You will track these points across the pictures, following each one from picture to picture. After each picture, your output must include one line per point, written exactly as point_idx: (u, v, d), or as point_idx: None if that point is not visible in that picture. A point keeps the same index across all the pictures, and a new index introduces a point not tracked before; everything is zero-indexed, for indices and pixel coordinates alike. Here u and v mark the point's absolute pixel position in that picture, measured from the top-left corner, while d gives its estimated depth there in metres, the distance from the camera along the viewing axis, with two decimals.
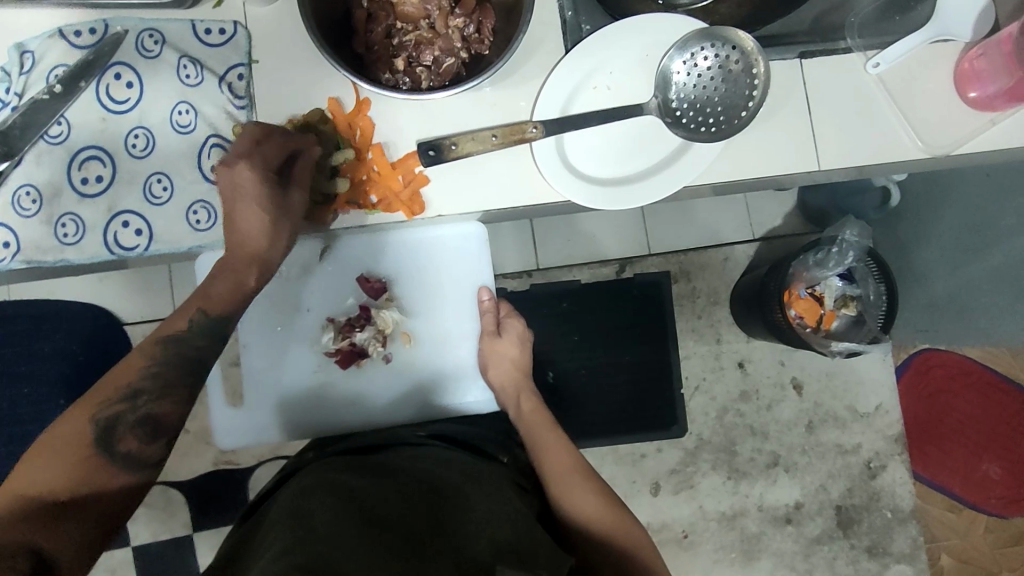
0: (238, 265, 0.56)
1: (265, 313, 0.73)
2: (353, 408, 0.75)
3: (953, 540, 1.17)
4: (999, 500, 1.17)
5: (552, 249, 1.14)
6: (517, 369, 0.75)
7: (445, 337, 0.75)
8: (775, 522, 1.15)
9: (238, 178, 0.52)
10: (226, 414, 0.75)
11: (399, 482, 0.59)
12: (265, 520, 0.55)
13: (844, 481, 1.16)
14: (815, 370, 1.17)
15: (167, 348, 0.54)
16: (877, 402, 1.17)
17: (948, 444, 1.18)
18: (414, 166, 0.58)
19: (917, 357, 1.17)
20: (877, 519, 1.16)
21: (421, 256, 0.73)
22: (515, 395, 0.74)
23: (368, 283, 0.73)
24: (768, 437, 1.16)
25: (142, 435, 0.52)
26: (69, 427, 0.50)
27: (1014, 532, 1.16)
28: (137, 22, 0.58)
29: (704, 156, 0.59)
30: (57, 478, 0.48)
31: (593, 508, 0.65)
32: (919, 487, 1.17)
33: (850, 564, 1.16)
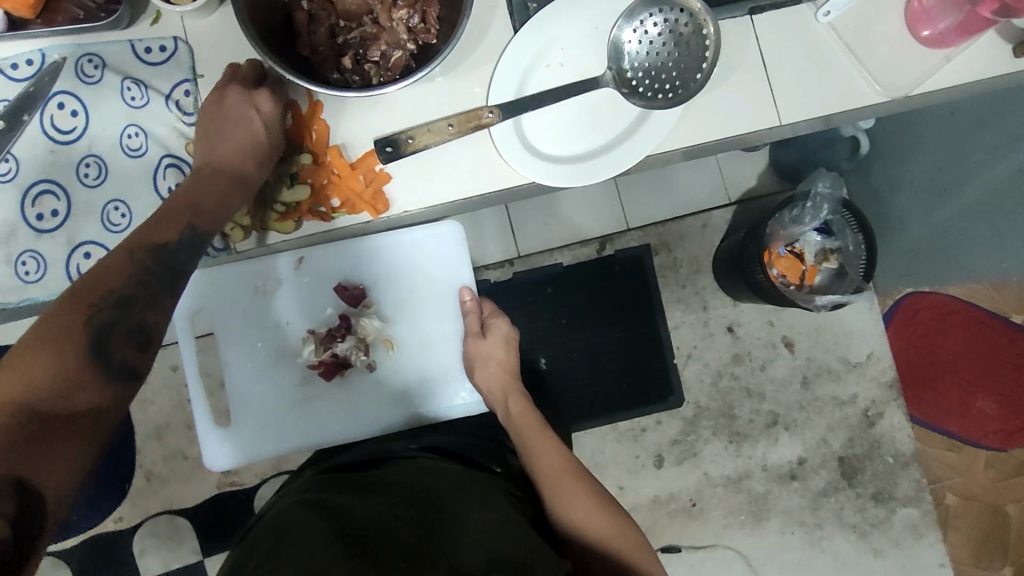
0: (220, 185, 0.54)
1: (243, 327, 0.72)
2: (344, 420, 0.74)
3: (953, 478, 1.20)
4: (996, 435, 1.19)
5: (530, 235, 1.14)
6: (505, 371, 0.74)
7: (429, 339, 0.75)
8: (781, 480, 1.16)
9: (251, 103, 0.55)
10: (213, 436, 0.74)
11: (393, 499, 0.58)
12: (256, 545, 0.54)
13: (845, 432, 1.18)
14: (803, 327, 1.19)
15: (155, 255, 0.50)
16: (869, 350, 1.20)
17: (941, 384, 1.20)
18: (373, 165, 0.57)
19: (904, 301, 1.19)
20: (880, 466, 1.18)
21: (397, 259, 0.74)
22: (504, 398, 0.73)
23: (345, 291, 0.73)
24: (765, 397, 1.17)
25: (136, 346, 0.48)
26: (56, 330, 0.45)
27: (1014, 464, 1.19)
28: (74, 48, 0.56)
29: (665, 126, 0.59)
30: (51, 389, 0.43)
31: (587, 511, 0.63)
32: (919, 430, 1.21)
33: (857, 513, 1.17)
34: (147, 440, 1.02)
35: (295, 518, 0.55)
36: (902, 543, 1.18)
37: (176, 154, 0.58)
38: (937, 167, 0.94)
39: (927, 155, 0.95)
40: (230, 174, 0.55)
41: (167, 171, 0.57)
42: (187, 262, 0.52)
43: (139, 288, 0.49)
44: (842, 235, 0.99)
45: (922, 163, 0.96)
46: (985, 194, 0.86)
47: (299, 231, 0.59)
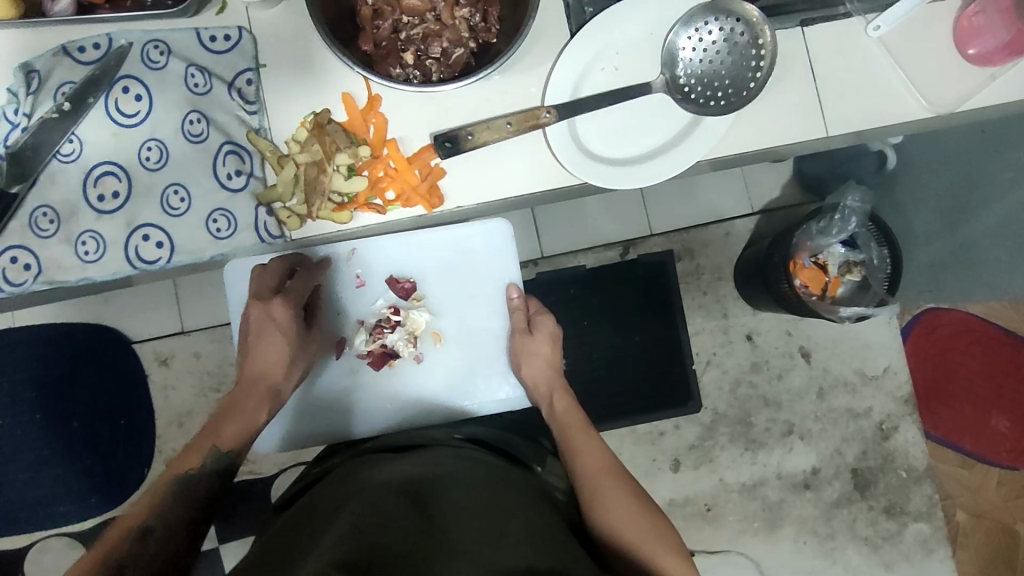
0: (253, 398, 0.66)
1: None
2: (385, 409, 0.75)
3: (964, 495, 1.23)
4: (1010, 453, 1.24)
5: (556, 236, 1.15)
6: (551, 368, 0.75)
7: (474, 333, 0.76)
8: (795, 489, 1.19)
9: (274, 309, 0.68)
10: None
11: (440, 487, 0.59)
12: (319, 504, 0.58)
13: (858, 445, 1.20)
14: (823, 338, 1.20)
15: (215, 451, 0.62)
16: (885, 364, 1.21)
17: (955, 402, 1.24)
18: (430, 160, 0.58)
19: (923, 317, 1.22)
20: (893, 479, 1.20)
21: (447, 255, 0.75)
22: (549, 393, 0.74)
23: (397, 283, 0.74)
24: (781, 407, 1.19)
25: (201, 505, 0.60)
26: (180, 467, 0.61)
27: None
28: (141, 34, 0.57)
29: (718, 130, 0.59)
30: (158, 516, 0.58)
31: (622, 515, 0.63)
32: (931, 444, 1.23)
33: (869, 526, 1.20)
34: (169, 425, 1.05)
35: (342, 501, 0.56)
36: (910, 556, 1.20)
37: (235, 141, 0.58)
38: (960, 186, 0.95)
39: (951, 173, 0.97)
40: (260, 385, 0.67)
41: (227, 158, 0.58)
42: (221, 480, 0.62)
43: (208, 476, 0.61)
44: (869, 248, 0.99)
45: (945, 182, 0.98)
46: (1000, 220, 0.88)
47: (354, 222, 0.59)
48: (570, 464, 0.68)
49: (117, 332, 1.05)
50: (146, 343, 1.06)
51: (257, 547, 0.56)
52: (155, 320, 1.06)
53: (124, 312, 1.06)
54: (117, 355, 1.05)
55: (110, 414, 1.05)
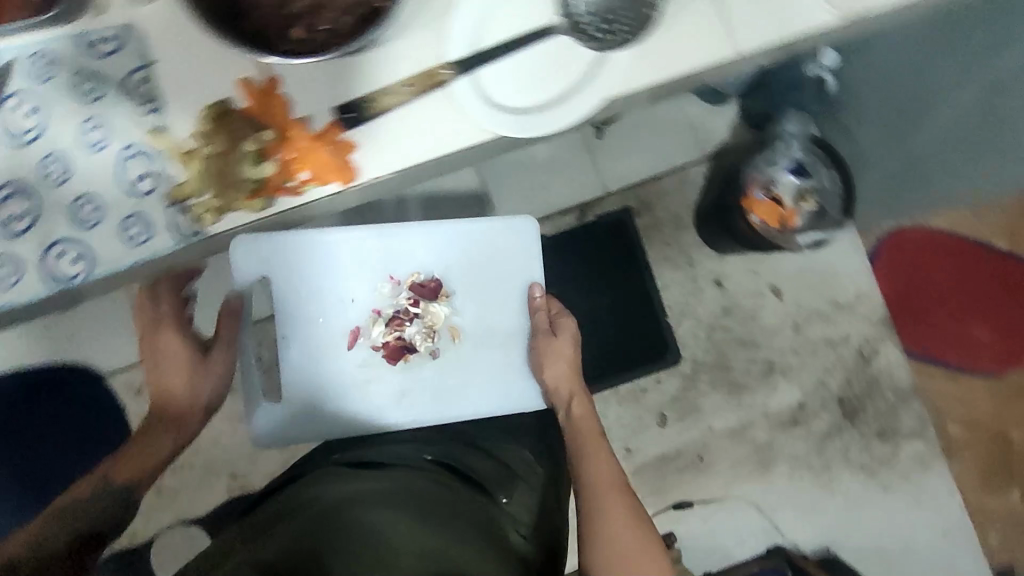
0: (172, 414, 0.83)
1: (319, 302, 0.85)
2: (403, 399, 0.87)
3: (958, 408, 1.23)
4: (993, 360, 1.24)
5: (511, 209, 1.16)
6: (572, 368, 0.85)
7: (492, 330, 0.89)
8: (783, 426, 1.20)
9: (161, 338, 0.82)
10: (268, 405, 0.85)
11: (401, 528, 0.70)
12: (297, 524, 0.70)
13: (841, 373, 1.21)
14: (790, 273, 1.21)
15: (123, 474, 0.77)
16: (856, 289, 1.22)
17: (934, 317, 1.24)
18: (337, 135, 0.57)
19: (888, 239, 1.22)
20: (880, 403, 1.21)
21: (466, 253, 0.89)
22: (568, 398, 0.84)
23: (425, 284, 0.87)
24: (759, 346, 1.20)
25: (105, 503, 0.74)
26: (97, 477, 0.78)
27: (1014, 385, 1.24)
28: (24, 48, 0.56)
29: (621, 64, 0.59)
30: (82, 508, 0.73)
31: (618, 527, 0.71)
32: (915, 363, 1.24)
33: (864, 452, 1.20)
34: None
35: (314, 531, 0.69)
36: (910, 476, 1.21)
37: (137, 142, 0.57)
38: (904, 96, 0.94)
39: (893, 85, 0.96)
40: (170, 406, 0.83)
41: (131, 161, 0.57)
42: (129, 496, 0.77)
43: (124, 492, 0.76)
44: (820, 172, 0.99)
45: (891, 95, 0.97)
46: (956, 119, 0.87)
47: (271, 208, 0.59)
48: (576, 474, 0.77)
49: (86, 366, 1.05)
50: (119, 373, 1.06)
51: (255, 518, 0.75)
52: (122, 347, 1.06)
53: (89, 344, 1.05)
54: (88, 388, 1.05)
55: (88, 449, 1.04)
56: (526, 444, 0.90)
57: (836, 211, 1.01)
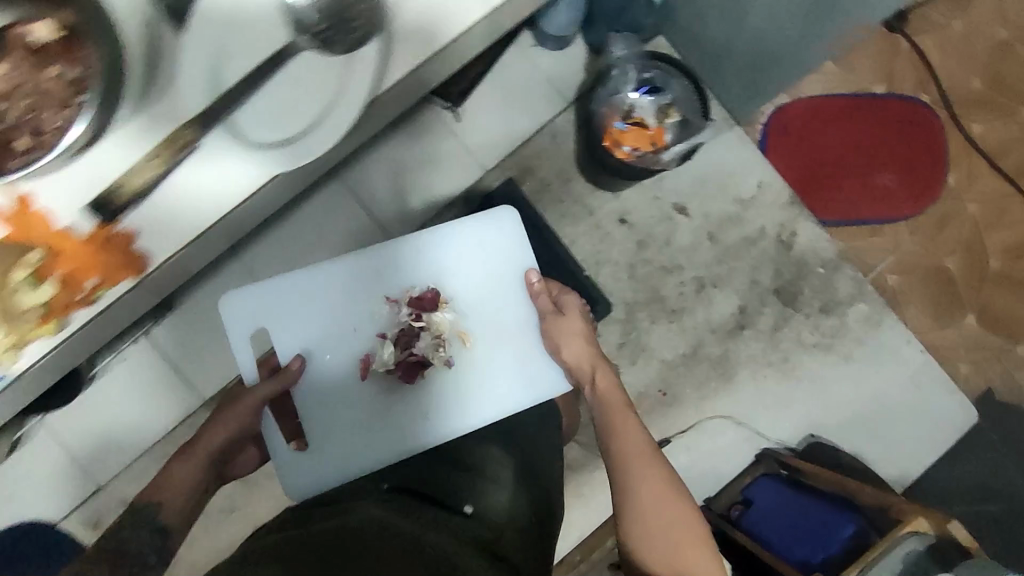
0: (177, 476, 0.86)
1: (327, 338, 0.86)
2: (431, 415, 0.86)
3: (890, 254, 1.29)
4: (909, 202, 1.30)
5: (400, 219, 1.15)
6: (588, 344, 0.83)
7: (500, 325, 0.89)
8: (732, 334, 1.19)
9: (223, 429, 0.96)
10: (292, 457, 0.84)
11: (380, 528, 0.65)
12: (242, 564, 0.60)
13: (769, 265, 1.20)
14: (688, 187, 1.20)
15: None
16: (756, 181, 1.21)
17: (840, 180, 1.29)
18: (107, 231, 0.51)
19: (773, 119, 1.28)
20: (815, 280, 1.21)
21: (454, 254, 0.90)
22: (590, 371, 0.81)
23: (422, 296, 0.87)
24: (683, 267, 1.19)
25: None
26: None
27: (936, 217, 1.30)
28: None
29: (370, 60, 0.51)
30: None
31: (657, 495, 0.69)
32: (836, 232, 1.29)
33: (814, 331, 1.20)
34: None
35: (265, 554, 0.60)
36: (865, 340, 1.21)
37: None
38: None
39: None
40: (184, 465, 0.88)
41: None
42: None
43: None
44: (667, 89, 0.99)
45: None
46: None
47: (70, 327, 0.53)
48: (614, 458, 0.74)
49: None
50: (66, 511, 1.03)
51: None
52: None
53: None
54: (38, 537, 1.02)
55: None
56: (485, 440, 0.87)
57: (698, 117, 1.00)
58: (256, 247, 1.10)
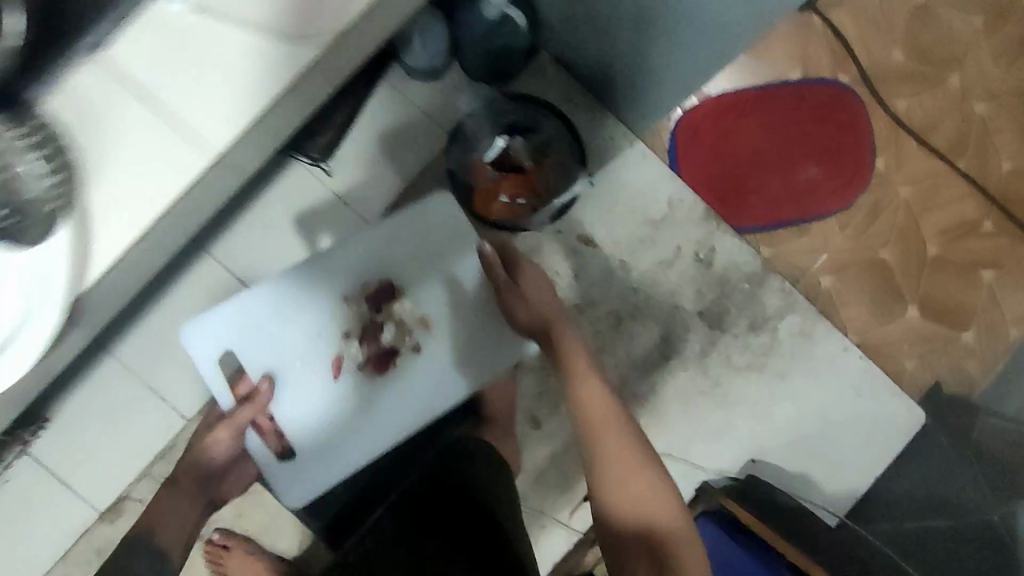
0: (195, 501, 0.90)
1: (296, 349, 0.90)
2: (406, 399, 0.92)
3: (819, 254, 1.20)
4: (835, 194, 1.21)
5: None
6: (550, 299, 0.80)
7: (453, 302, 0.93)
8: (658, 366, 1.11)
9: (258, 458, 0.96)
10: (286, 472, 0.88)
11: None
12: None
13: (690, 287, 1.12)
14: (593, 214, 1.12)
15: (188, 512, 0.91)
16: (666, 198, 1.12)
17: (759, 181, 1.20)
18: None
19: (681, 124, 1.18)
20: (740, 296, 1.13)
21: (398, 242, 0.93)
22: (547, 324, 0.77)
23: (374, 287, 0.92)
24: (597, 301, 1.10)
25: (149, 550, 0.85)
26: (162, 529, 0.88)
27: (866, 209, 1.22)
28: None
29: (58, 251, 0.45)
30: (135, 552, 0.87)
31: (631, 474, 0.65)
32: (761, 235, 1.19)
33: (745, 351, 1.12)
34: None
35: None
36: (798, 354, 1.13)
37: None
38: None
39: None
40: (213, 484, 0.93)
41: None
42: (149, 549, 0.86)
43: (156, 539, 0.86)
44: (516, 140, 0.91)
45: None
46: None
47: None
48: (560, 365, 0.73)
49: None
50: None
51: None
52: None
53: None
54: None
55: None
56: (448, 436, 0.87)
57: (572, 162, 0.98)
58: (126, 345, 1.04)
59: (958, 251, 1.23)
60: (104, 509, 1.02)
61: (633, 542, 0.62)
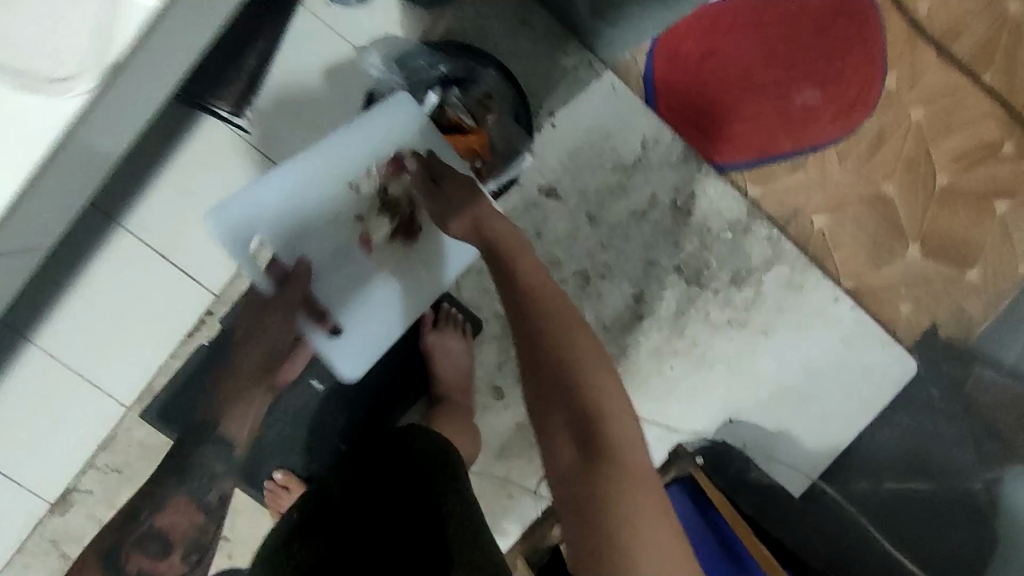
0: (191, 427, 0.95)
1: (320, 230, 0.88)
2: (433, 268, 0.91)
3: (814, 193, 1.07)
4: (835, 121, 1.07)
5: (212, 262, 0.97)
6: (471, 195, 0.77)
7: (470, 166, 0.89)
8: (629, 327, 1.01)
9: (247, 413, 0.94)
10: (338, 348, 0.89)
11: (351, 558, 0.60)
12: None
13: (666, 239, 1.01)
14: (556, 161, 0.99)
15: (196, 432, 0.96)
16: (640, 138, 1.00)
17: (748, 108, 1.05)
18: None
19: (658, 45, 1.04)
20: (722, 247, 1.01)
21: (406, 119, 0.88)
22: (474, 227, 0.74)
23: (389, 161, 0.87)
24: (563, 260, 1.00)
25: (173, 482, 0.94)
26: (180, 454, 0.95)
27: (872, 136, 1.08)
28: None
29: None
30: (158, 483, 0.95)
31: (591, 368, 0.58)
32: (750, 173, 1.06)
33: (726, 308, 1.02)
34: None
35: None
36: (784, 307, 1.02)
37: None
38: None
39: None
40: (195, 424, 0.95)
41: None
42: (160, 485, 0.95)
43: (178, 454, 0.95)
44: (452, 93, 0.92)
45: None
46: None
47: None
48: (523, 308, 0.63)
49: None
50: None
51: None
52: None
53: None
54: None
55: None
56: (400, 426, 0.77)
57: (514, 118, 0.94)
58: (46, 332, 0.94)
59: (973, 179, 1.09)
60: (54, 500, 0.97)
61: (576, 423, 0.57)
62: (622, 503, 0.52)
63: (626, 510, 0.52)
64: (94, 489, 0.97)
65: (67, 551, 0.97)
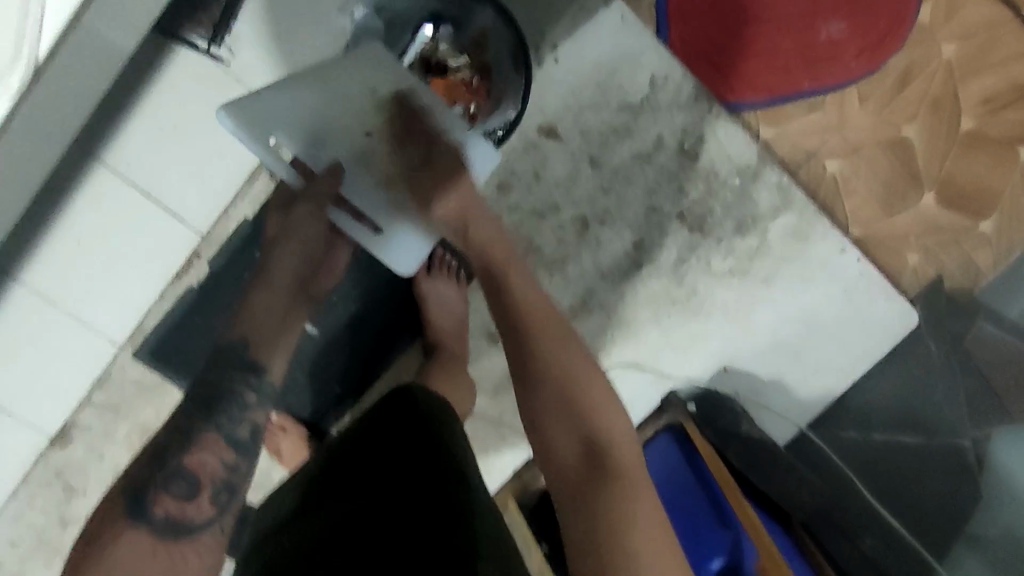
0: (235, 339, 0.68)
1: (342, 133, 0.74)
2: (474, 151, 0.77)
3: (826, 140, 1.04)
4: (861, 59, 0.97)
5: (198, 202, 0.94)
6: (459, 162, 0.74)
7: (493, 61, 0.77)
8: (627, 274, 0.98)
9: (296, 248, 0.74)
10: (386, 247, 0.77)
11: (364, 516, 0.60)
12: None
13: (671, 184, 0.97)
14: (558, 100, 0.95)
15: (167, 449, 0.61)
16: (648, 76, 0.95)
17: (766, 42, 0.97)
18: None
19: None
20: (729, 194, 0.97)
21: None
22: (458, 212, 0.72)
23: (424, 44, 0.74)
24: (562, 205, 0.97)
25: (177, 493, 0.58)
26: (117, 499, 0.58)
27: (894, 79, 1.03)
28: None
29: None
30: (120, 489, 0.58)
31: (590, 382, 0.63)
32: (761, 112, 1.04)
33: (728, 257, 0.98)
34: None
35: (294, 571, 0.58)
36: (789, 258, 0.98)
37: None
38: None
39: None
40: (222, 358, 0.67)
41: None
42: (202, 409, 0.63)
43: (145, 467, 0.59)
44: (444, 32, 0.89)
45: None
46: None
47: None
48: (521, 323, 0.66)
49: None
50: None
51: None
52: None
53: None
54: None
55: None
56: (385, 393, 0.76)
57: (507, 66, 0.88)
58: (27, 276, 0.87)
59: (1001, 125, 1.02)
60: (54, 434, 0.98)
61: (578, 432, 0.60)
62: (622, 506, 0.55)
63: (628, 511, 0.55)
64: (92, 424, 0.99)
65: (69, 481, 0.99)
